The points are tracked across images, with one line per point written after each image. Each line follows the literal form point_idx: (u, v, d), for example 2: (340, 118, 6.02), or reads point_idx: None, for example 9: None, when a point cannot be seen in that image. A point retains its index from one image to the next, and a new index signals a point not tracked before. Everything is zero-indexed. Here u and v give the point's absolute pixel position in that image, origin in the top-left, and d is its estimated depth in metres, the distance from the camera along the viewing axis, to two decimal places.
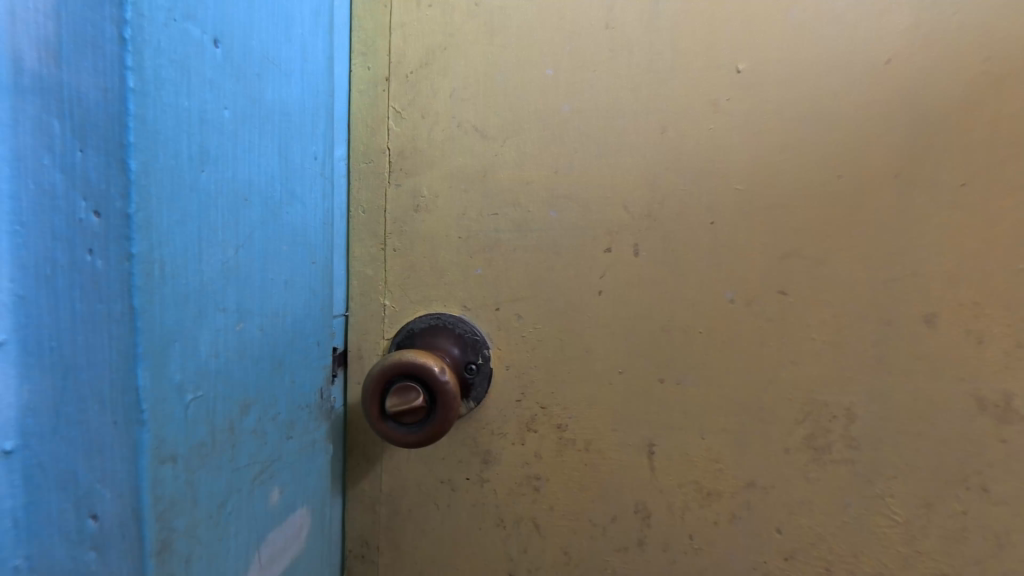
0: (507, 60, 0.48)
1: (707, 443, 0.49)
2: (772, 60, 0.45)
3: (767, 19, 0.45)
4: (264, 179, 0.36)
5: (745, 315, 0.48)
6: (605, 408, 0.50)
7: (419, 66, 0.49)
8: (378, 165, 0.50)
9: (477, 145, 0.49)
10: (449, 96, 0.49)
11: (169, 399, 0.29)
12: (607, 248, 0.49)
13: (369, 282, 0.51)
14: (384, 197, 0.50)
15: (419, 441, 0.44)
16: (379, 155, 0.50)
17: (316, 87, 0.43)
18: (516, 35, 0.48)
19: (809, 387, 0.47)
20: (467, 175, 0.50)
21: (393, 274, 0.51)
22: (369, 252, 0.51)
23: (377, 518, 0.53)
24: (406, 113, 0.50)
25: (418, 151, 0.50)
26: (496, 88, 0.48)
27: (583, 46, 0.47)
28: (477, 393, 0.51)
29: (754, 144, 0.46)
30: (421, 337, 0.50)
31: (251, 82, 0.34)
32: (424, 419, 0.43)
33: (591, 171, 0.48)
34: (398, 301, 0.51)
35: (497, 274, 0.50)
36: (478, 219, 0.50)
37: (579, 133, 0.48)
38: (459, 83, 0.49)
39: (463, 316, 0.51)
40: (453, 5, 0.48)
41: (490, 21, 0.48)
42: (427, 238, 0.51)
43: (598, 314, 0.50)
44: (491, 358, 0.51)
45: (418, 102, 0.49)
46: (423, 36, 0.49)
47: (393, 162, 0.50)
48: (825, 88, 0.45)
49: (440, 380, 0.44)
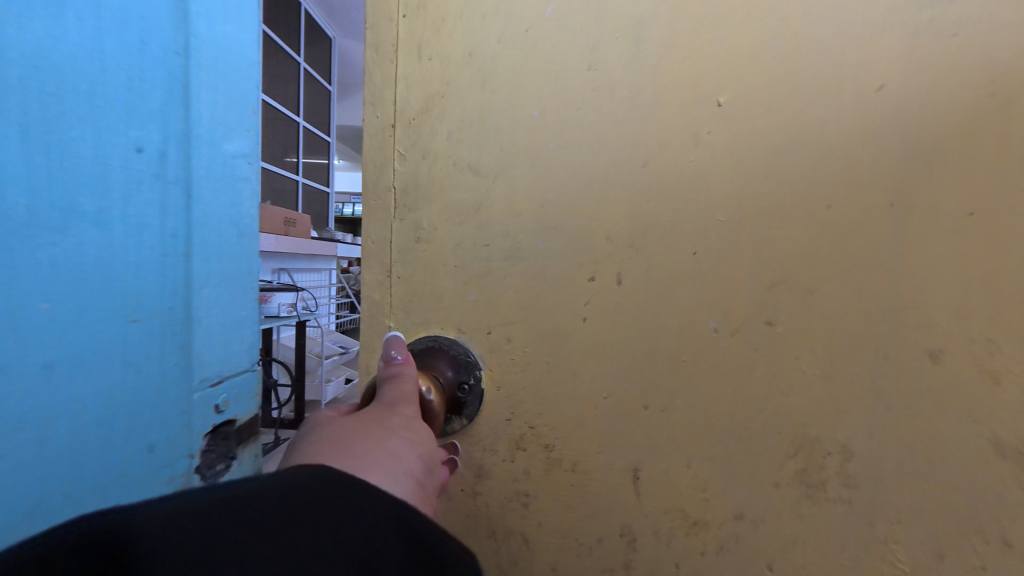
0: (498, 101, 0.52)
1: (693, 472, 0.50)
2: (754, 91, 0.46)
3: (748, 49, 0.46)
4: (126, 227, 0.63)
5: (730, 344, 0.48)
6: (590, 431, 0.52)
7: (420, 113, 0.54)
8: (385, 201, 0.56)
9: (471, 181, 0.53)
10: (446, 138, 0.54)
11: (129, 372, 0.65)
12: (592, 276, 0.51)
13: (376, 304, 0.57)
14: (391, 230, 0.56)
15: None
16: (386, 193, 0.56)
17: (82, 148, 0.57)
18: (505, 79, 0.52)
19: (798, 419, 0.46)
20: (463, 209, 0.54)
21: (397, 298, 0.56)
22: (377, 278, 0.57)
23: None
24: (410, 154, 0.55)
25: (419, 187, 0.55)
26: (488, 128, 0.53)
27: (566, 87, 0.50)
28: (469, 411, 0.54)
29: (737, 174, 0.46)
30: (420, 357, 0.55)
31: (125, 163, 0.63)
32: None
33: (574, 203, 0.51)
34: (402, 323, 0.56)
35: (488, 299, 0.54)
36: (471, 249, 0.54)
37: (565, 167, 0.51)
38: (455, 126, 0.54)
39: (458, 338, 0.55)
40: (450, 57, 0.53)
41: (483, 67, 0.52)
42: (426, 267, 0.55)
43: (584, 339, 0.52)
44: (482, 378, 0.54)
45: (419, 145, 0.55)
46: (424, 86, 0.54)
47: (398, 199, 0.56)
48: (811, 115, 0.45)
49: (424, 397, 0.46)
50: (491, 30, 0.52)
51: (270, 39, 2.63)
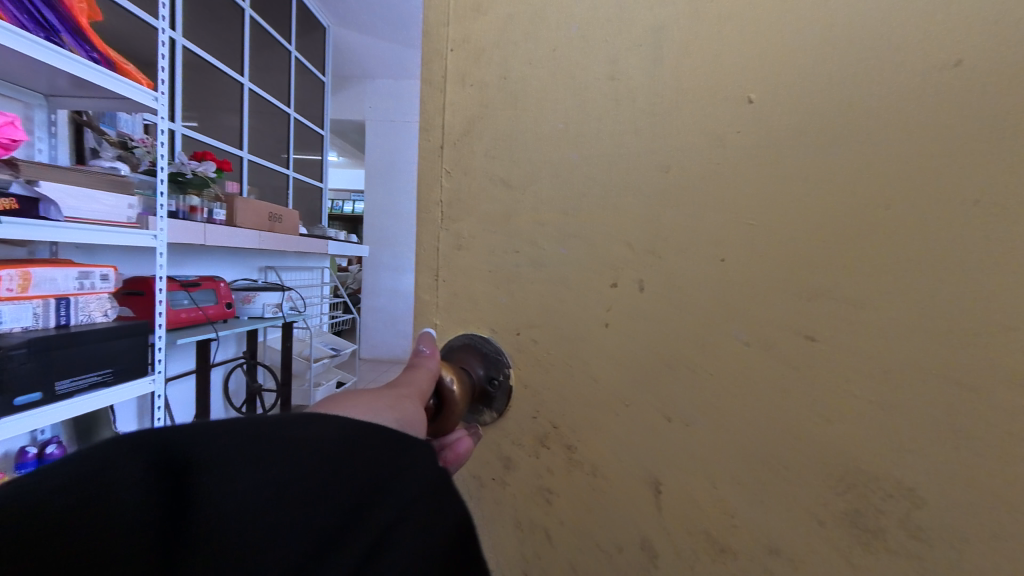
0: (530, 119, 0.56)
1: (718, 493, 0.47)
2: (788, 84, 0.42)
3: (782, 41, 0.43)
4: None
5: (762, 359, 0.44)
6: (610, 436, 0.52)
7: (462, 133, 0.60)
8: (433, 214, 0.63)
9: (504, 193, 0.58)
10: (482, 154, 0.59)
11: None
12: (613, 282, 0.51)
13: (423, 304, 0.64)
14: (438, 240, 0.63)
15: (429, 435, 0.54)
16: (433, 206, 0.63)
17: None
18: (536, 97, 0.55)
19: (843, 451, 0.41)
20: (496, 219, 0.59)
21: (442, 299, 0.63)
22: (425, 282, 0.64)
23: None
24: (452, 172, 0.61)
25: (462, 203, 0.61)
26: (523, 144, 0.56)
27: (590, 98, 0.52)
28: (498, 404, 0.59)
29: (769, 174, 0.43)
30: (457, 352, 0.61)
31: None
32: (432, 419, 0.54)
33: (596, 211, 0.52)
34: (445, 321, 0.63)
35: (517, 302, 0.58)
36: (503, 255, 0.58)
37: (587, 177, 0.52)
38: (491, 144, 0.59)
39: (489, 337, 0.60)
40: (486, 81, 0.58)
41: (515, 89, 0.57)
42: (464, 273, 0.61)
43: (605, 345, 0.52)
44: (510, 375, 0.58)
45: (460, 162, 0.61)
46: (465, 109, 0.60)
47: (443, 210, 0.62)
48: (859, 104, 0.40)
49: (449, 385, 0.54)
50: (523, 53, 0.56)
51: (259, 42, 3.11)
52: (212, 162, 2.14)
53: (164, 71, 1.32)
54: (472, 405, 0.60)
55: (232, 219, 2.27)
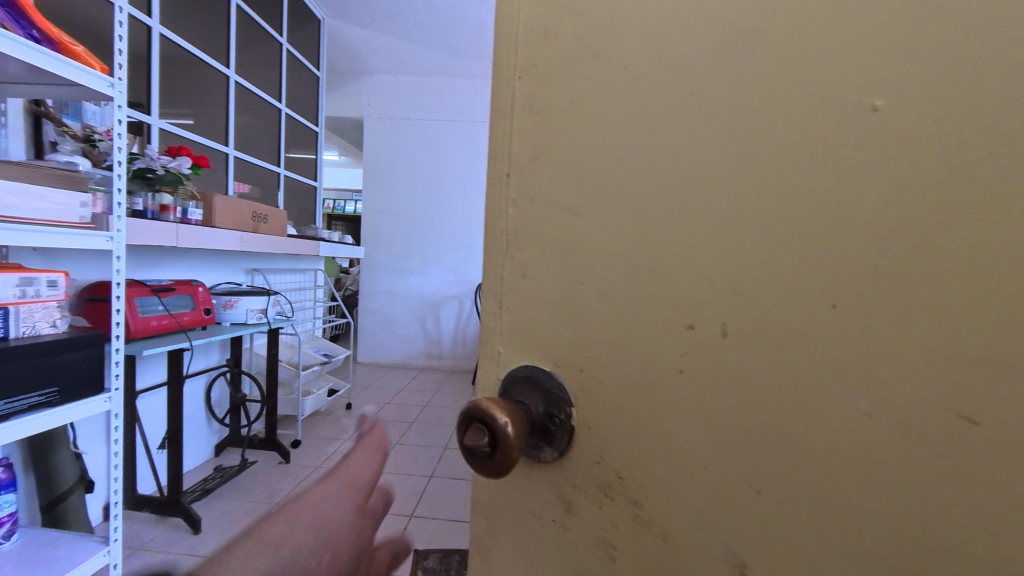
0: (605, 152, 0.55)
1: (818, 561, 0.45)
2: (916, 106, 0.40)
3: (893, 66, 0.41)
4: None
5: (870, 419, 0.42)
6: (685, 491, 0.51)
7: (529, 161, 0.61)
8: (497, 243, 0.64)
9: (570, 222, 0.58)
10: (550, 181, 0.59)
11: None
12: (689, 325, 0.50)
13: (489, 331, 0.65)
14: (500, 266, 0.64)
15: (487, 474, 0.54)
16: (500, 234, 0.64)
17: None
18: (610, 131, 0.55)
19: (977, 528, 0.39)
20: (562, 248, 0.59)
21: (506, 326, 0.63)
22: (490, 309, 0.65)
23: (475, 518, 0.68)
24: (518, 200, 0.62)
25: (530, 231, 0.61)
26: (600, 177, 0.56)
27: (665, 114, 0.51)
28: (559, 443, 0.59)
29: (887, 200, 0.41)
30: (519, 383, 0.61)
31: None
32: (490, 457, 0.54)
33: (674, 247, 0.50)
34: (508, 352, 0.63)
35: (580, 339, 0.58)
36: (569, 286, 0.58)
37: (662, 206, 0.51)
38: (557, 173, 0.59)
39: (553, 372, 0.60)
40: (550, 103, 0.59)
41: (589, 120, 0.56)
42: (527, 301, 0.62)
43: (676, 394, 0.51)
44: (572, 415, 0.58)
45: (525, 191, 0.61)
46: (532, 136, 0.60)
47: (506, 238, 0.63)
48: (993, 131, 0.38)
49: (503, 428, 0.53)
50: (592, 75, 0.56)
51: (213, 84, 4.36)
52: (186, 162, 3.21)
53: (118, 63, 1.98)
54: (534, 440, 0.61)
55: (209, 218, 3.50)
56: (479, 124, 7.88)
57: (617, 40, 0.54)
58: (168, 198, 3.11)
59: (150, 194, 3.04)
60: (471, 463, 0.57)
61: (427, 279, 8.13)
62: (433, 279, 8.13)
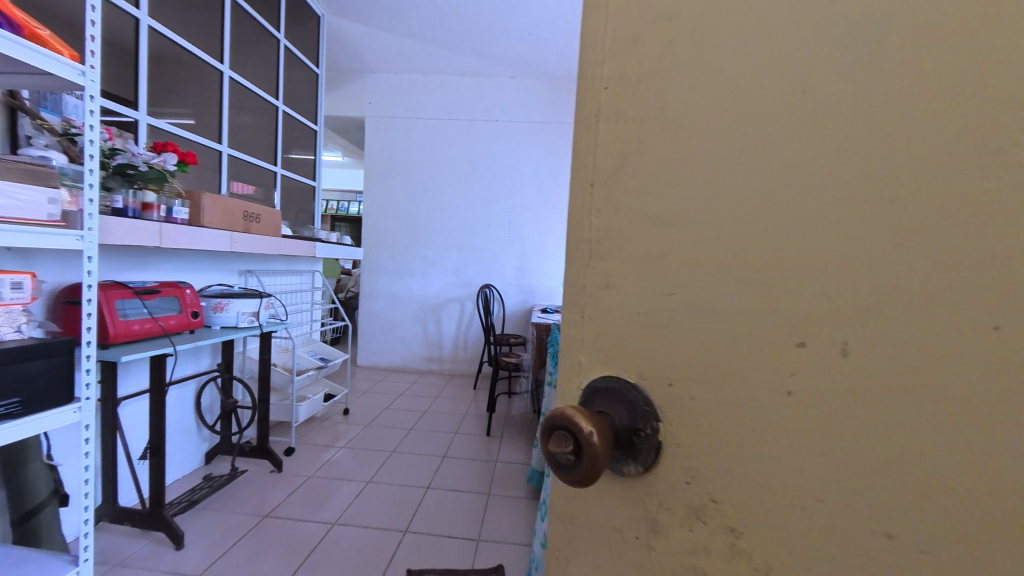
0: (699, 174, 0.60)
1: (911, 536, 0.55)
2: (1006, 146, 0.51)
3: (985, 108, 0.51)
4: None
5: (974, 417, 0.52)
6: (792, 489, 0.59)
7: (615, 168, 0.64)
8: (580, 249, 0.67)
9: (658, 231, 0.62)
10: (638, 190, 0.63)
11: None
12: (801, 341, 0.57)
13: (570, 338, 0.69)
14: (578, 273, 0.67)
15: (570, 480, 0.57)
16: (582, 242, 0.67)
17: None
18: (714, 153, 0.59)
19: None
20: (647, 254, 0.63)
21: (589, 335, 0.68)
22: (571, 317, 0.69)
23: (553, 524, 0.74)
24: (601, 208, 0.65)
25: (617, 242, 0.64)
26: (696, 200, 0.60)
27: (770, 120, 0.57)
28: (645, 458, 0.64)
29: (992, 231, 0.51)
30: (603, 393, 0.66)
31: None
32: (574, 465, 0.56)
33: (772, 271, 0.58)
34: (591, 360, 0.68)
35: (668, 353, 0.63)
36: (654, 296, 0.63)
37: (762, 227, 0.58)
38: (646, 179, 0.62)
39: (638, 386, 0.64)
40: (640, 105, 0.63)
41: (688, 142, 0.60)
42: (610, 310, 0.65)
43: (785, 412, 0.58)
44: (658, 430, 0.64)
45: (611, 199, 0.65)
46: (621, 139, 0.64)
47: (591, 245, 0.66)
48: None
49: (588, 437, 0.55)
50: (683, 80, 0.60)
51: (202, 81, 4.32)
52: (174, 157, 3.16)
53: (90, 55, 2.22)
54: (619, 454, 0.65)
55: (198, 219, 3.38)
56: (477, 123, 8.00)
57: (718, 70, 0.59)
58: (153, 196, 2.99)
59: (133, 193, 2.89)
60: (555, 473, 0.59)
61: (428, 281, 8.17)
62: (434, 281, 8.17)
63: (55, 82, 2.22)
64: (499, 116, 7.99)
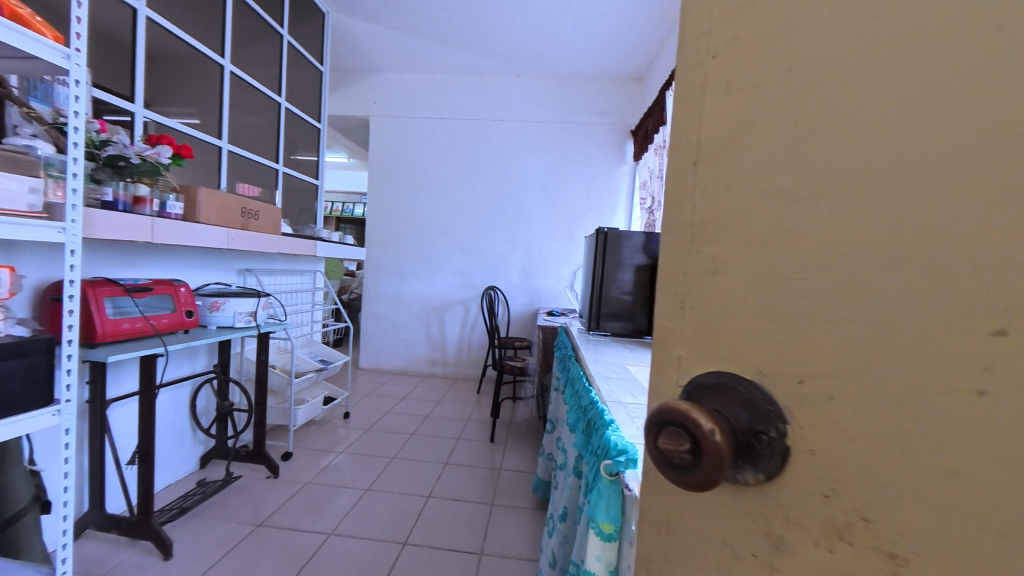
0: (828, 154, 0.56)
1: None
2: None
3: None
4: None
5: None
6: (991, 521, 0.45)
7: (721, 148, 0.66)
8: (682, 237, 0.72)
9: (784, 210, 0.59)
10: (752, 165, 0.63)
11: None
12: (997, 330, 0.44)
13: (669, 331, 0.74)
14: (680, 263, 0.72)
15: (689, 478, 0.58)
16: (683, 228, 0.72)
17: None
18: (853, 127, 0.54)
19: None
20: (769, 238, 0.60)
21: (691, 328, 0.70)
22: (670, 309, 0.74)
23: (663, 521, 0.76)
24: (704, 191, 0.68)
25: (723, 230, 0.66)
26: (834, 179, 0.55)
27: (954, 63, 0.47)
28: (767, 464, 0.60)
29: None
30: (711, 390, 0.66)
31: None
32: (693, 462, 0.58)
33: (954, 245, 0.47)
34: (696, 357, 0.70)
35: (794, 347, 0.59)
36: (780, 283, 0.59)
37: (932, 193, 0.48)
38: (763, 154, 0.62)
39: (756, 385, 0.61)
40: (748, 81, 0.63)
41: (819, 120, 0.57)
42: (719, 298, 0.67)
43: (972, 419, 0.46)
44: (785, 433, 0.59)
45: (718, 178, 0.67)
46: (725, 118, 0.66)
47: (694, 231, 0.70)
48: None
49: (709, 435, 0.57)
50: (814, 42, 0.57)
51: (202, 77, 4.29)
52: (167, 148, 2.99)
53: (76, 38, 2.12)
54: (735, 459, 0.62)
55: (192, 213, 3.27)
56: (481, 122, 7.93)
57: (857, 35, 0.54)
58: (146, 189, 2.89)
59: (123, 185, 2.79)
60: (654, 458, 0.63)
61: (432, 283, 8.07)
62: (437, 282, 8.06)
63: (46, 67, 2.16)
64: (503, 116, 7.92)
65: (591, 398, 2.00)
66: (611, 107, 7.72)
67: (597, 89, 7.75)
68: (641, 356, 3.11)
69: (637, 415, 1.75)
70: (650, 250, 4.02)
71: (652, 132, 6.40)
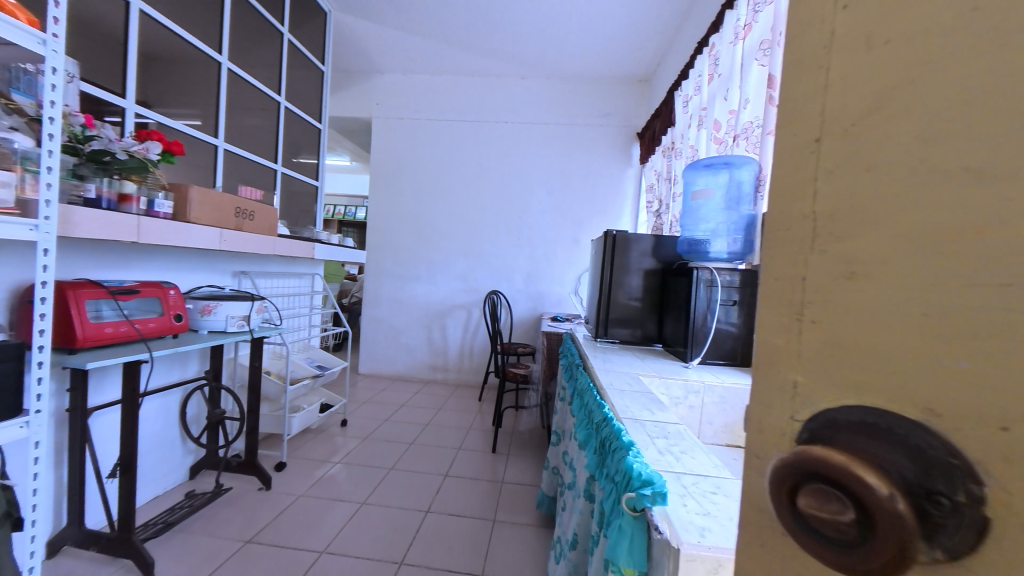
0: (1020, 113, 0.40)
1: None
2: None
3: None
4: None
5: None
6: None
7: (853, 124, 0.56)
8: (798, 235, 0.63)
9: (960, 188, 0.44)
10: (903, 138, 0.50)
11: None
12: None
13: (780, 348, 0.65)
14: (801, 265, 0.62)
15: (856, 558, 0.44)
16: (800, 222, 0.63)
17: None
18: None
19: None
20: (937, 228, 0.46)
21: (813, 345, 0.60)
22: (783, 322, 0.65)
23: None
24: (822, 178, 0.59)
25: (859, 224, 0.54)
26: None
27: None
28: (949, 539, 0.41)
29: None
30: (849, 428, 0.52)
31: None
32: (861, 537, 0.43)
33: None
34: (823, 385, 0.58)
35: (984, 377, 0.42)
36: (962, 290, 0.43)
37: None
38: (922, 121, 0.48)
39: (923, 427, 0.45)
40: (895, 36, 0.51)
41: (1012, 67, 0.41)
42: (856, 308, 0.54)
43: None
44: (982, 496, 0.40)
45: (849, 160, 0.56)
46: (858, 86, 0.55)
47: (816, 225, 0.60)
48: None
49: (883, 498, 0.41)
50: None
51: (199, 73, 4.16)
52: (158, 145, 2.89)
53: (56, 25, 1.98)
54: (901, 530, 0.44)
55: (185, 214, 3.15)
56: (485, 124, 7.80)
57: None
58: (133, 187, 2.77)
59: (107, 182, 2.65)
60: (775, 494, 0.56)
61: (434, 286, 7.91)
62: (439, 286, 7.91)
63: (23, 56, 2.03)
64: (507, 117, 7.79)
65: (605, 414, 1.81)
66: (617, 110, 7.58)
67: (603, 91, 7.62)
68: (654, 366, 2.92)
69: (658, 435, 1.56)
70: (660, 255, 3.84)
71: (659, 134, 6.24)
